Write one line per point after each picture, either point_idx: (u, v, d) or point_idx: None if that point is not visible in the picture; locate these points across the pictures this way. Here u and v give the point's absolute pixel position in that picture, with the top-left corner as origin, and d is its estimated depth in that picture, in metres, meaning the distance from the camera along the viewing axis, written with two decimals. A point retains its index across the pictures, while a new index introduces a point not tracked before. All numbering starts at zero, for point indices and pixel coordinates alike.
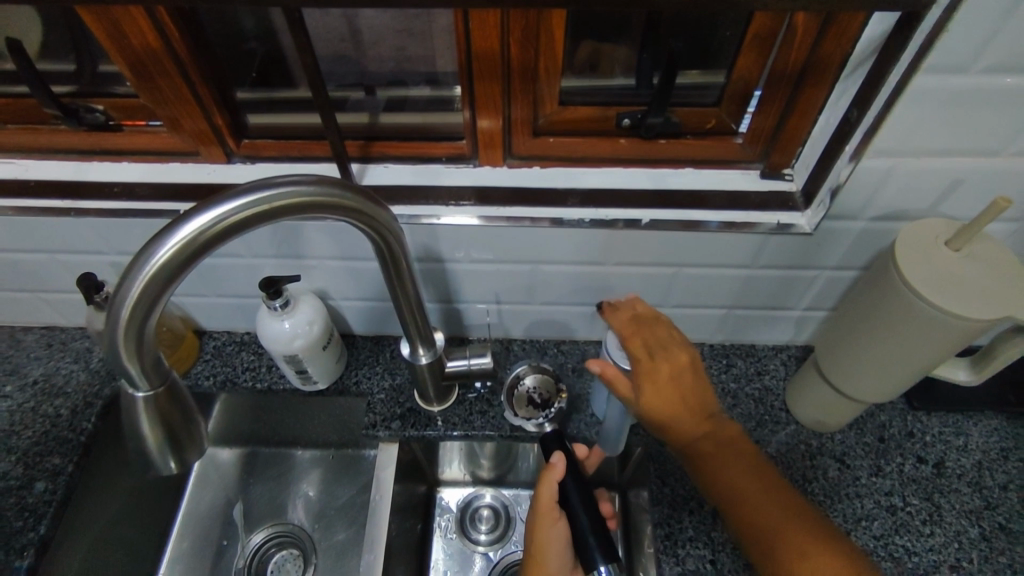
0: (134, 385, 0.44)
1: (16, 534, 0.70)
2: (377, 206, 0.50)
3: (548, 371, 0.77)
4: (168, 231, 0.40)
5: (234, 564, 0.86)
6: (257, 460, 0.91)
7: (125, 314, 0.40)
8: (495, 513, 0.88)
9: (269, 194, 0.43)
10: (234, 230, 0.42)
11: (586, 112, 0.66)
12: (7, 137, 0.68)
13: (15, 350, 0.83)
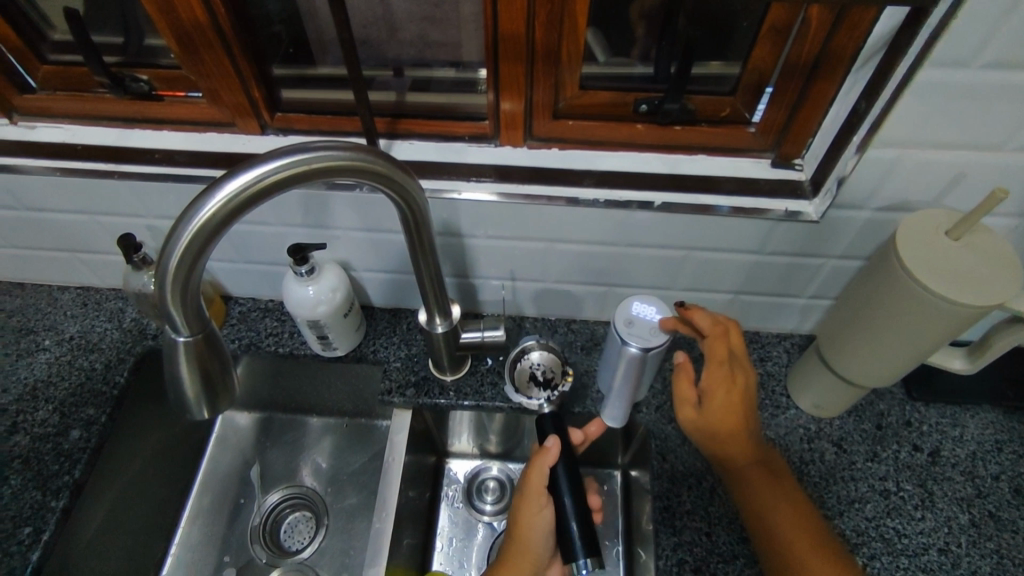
0: (176, 331, 0.47)
1: (52, 476, 0.73)
2: (400, 170, 0.52)
3: (556, 350, 0.79)
4: (215, 186, 0.43)
5: (250, 521, 0.89)
6: (273, 424, 0.94)
7: (174, 262, 0.43)
8: (501, 485, 0.91)
9: (301, 157, 0.46)
10: (268, 189, 0.45)
11: (605, 97, 0.69)
12: (57, 104, 0.72)
13: (53, 308, 0.88)
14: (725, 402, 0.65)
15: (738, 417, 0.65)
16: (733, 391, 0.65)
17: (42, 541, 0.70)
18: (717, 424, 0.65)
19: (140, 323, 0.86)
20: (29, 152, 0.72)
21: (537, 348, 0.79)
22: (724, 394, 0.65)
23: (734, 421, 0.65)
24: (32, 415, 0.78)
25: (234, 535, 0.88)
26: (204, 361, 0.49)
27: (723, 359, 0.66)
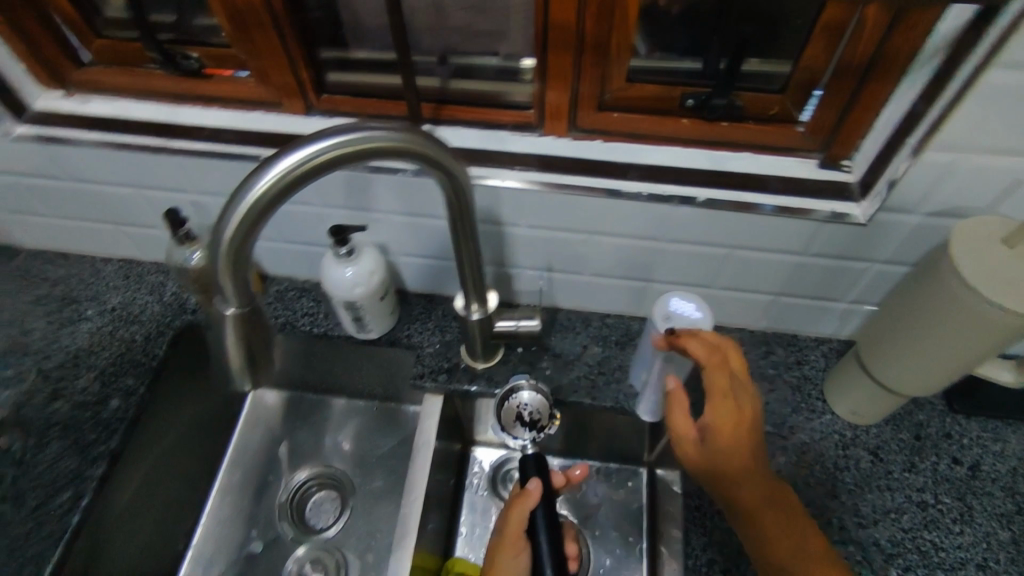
0: (225, 303, 0.48)
1: (92, 444, 0.75)
2: (449, 153, 0.52)
3: (546, 393, 0.77)
4: (273, 160, 0.44)
5: (277, 498, 0.90)
6: (303, 404, 0.95)
7: (229, 233, 0.44)
8: None
9: (350, 137, 0.46)
10: (318, 169, 0.46)
11: (653, 90, 0.67)
12: (110, 78, 0.73)
13: (96, 279, 0.90)
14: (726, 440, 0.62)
15: (742, 456, 0.61)
16: (734, 429, 0.62)
17: (79, 507, 0.71)
18: (718, 464, 0.61)
19: (180, 297, 0.88)
20: (83, 125, 0.73)
21: (524, 388, 0.76)
22: (727, 432, 0.62)
23: (737, 461, 0.61)
24: (73, 383, 0.80)
25: (261, 508, 0.89)
26: (250, 336, 0.50)
27: (722, 392, 0.63)
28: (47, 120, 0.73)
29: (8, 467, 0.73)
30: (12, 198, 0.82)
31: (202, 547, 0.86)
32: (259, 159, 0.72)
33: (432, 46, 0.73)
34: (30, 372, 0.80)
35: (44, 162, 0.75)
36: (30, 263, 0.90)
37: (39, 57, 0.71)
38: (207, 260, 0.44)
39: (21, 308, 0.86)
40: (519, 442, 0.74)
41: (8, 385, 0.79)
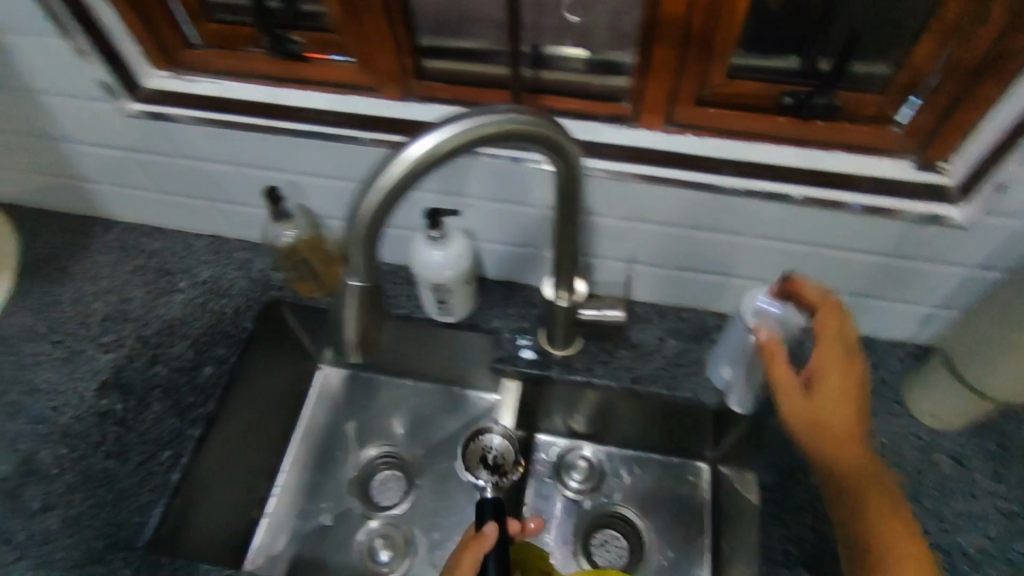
0: (352, 270, 0.49)
1: (190, 406, 0.79)
2: (562, 129, 0.51)
3: (514, 441, 0.84)
4: (427, 132, 0.45)
5: (346, 474, 0.92)
6: (367, 385, 0.97)
7: (376, 198, 0.45)
8: (591, 467, 0.93)
9: (465, 125, 0.47)
10: (437, 160, 0.46)
11: (748, 87, 0.68)
12: (215, 59, 0.75)
13: (188, 253, 0.93)
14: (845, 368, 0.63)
15: (846, 400, 0.63)
16: (839, 369, 0.63)
17: (180, 464, 0.75)
18: (826, 412, 0.62)
19: (266, 273, 0.91)
20: (193, 105, 0.75)
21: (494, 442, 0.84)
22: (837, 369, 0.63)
23: (846, 402, 0.63)
24: (170, 349, 0.84)
25: (329, 484, 0.91)
26: (373, 313, 0.52)
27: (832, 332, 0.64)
28: (158, 99, 0.75)
29: (111, 425, 0.77)
30: (119, 172, 0.86)
31: (277, 515, 0.88)
32: (359, 141, 0.73)
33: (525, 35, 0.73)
34: (131, 338, 0.85)
35: (153, 138, 0.78)
36: (127, 236, 0.95)
37: (155, 37, 0.73)
38: (350, 222, 0.46)
39: (120, 278, 0.90)
40: (480, 481, 0.80)
41: (111, 349, 0.84)
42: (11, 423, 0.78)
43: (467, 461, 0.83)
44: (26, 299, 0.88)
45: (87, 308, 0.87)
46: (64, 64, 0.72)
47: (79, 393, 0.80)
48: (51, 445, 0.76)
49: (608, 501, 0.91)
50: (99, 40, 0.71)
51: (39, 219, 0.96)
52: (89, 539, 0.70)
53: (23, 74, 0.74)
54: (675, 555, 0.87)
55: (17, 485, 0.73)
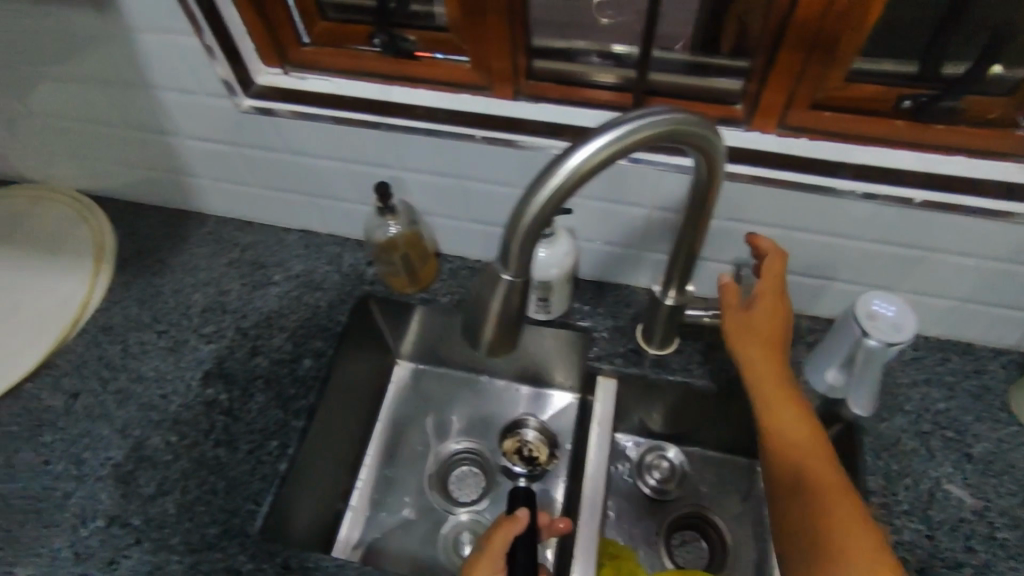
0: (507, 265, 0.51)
1: (292, 398, 0.81)
2: (705, 127, 0.51)
3: (551, 434, 0.93)
4: (601, 133, 0.46)
5: (426, 470, 0.93)
6: (448, 380, 0.99)
7: (546, 199, 0.46)
8: (671, 469, 0.94)
9: (615, 135, 0.47)
10: (589, 172, 0.47)
11: (870, 91, 0.66)
12: (327, 58, 0.76)
13: (279, 247, 0.95)
14: (766, 322, 0.70)
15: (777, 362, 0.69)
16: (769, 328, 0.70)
17: (287, 455, 0.77)
18: (758, 328, 0.70)
19: (357, 268, 0.92)
20: (304, 102, 0.76)
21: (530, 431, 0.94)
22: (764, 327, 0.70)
23: (771, 360, 0.69)
24: (270, 341, 0.85)
25: (411, 477, 0.92)
26: (522, 300, 0.54)
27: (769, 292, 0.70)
28: (270, 96, 0.76)
29: (218, 414, 0.79)
30: (223, 166, 0.88)
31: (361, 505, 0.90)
32: (473, 139, 0.74)
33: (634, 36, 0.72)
34: (230, 329, 0.86)
35: (262, 133, 0.80)
36: (222, 229, 0.97)
37: (270, 34, 0.74)
38: (516, 220, 0.47)
39: (216, 271, 0.92)
40: (517, 469, 0.91)
41: (212, 340, 0.85)
42: (121, 410, 0.80)
43: (503, 445, 0.93)
44: (128, 290, 0.90)
45: (186, 300, 0.89)
46: (185, 59, 0.73)
47: (186, 381, 0.82)
48: (161, 432, 0.78)
49: (688, 503, 0.92)
50: (220, 35, 0.71)
51: (140, 212, 0.99)
52: (204, 524, 0.72)
53: (142, 71, 0.76)
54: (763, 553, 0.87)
55: (131, 470, 0.76)
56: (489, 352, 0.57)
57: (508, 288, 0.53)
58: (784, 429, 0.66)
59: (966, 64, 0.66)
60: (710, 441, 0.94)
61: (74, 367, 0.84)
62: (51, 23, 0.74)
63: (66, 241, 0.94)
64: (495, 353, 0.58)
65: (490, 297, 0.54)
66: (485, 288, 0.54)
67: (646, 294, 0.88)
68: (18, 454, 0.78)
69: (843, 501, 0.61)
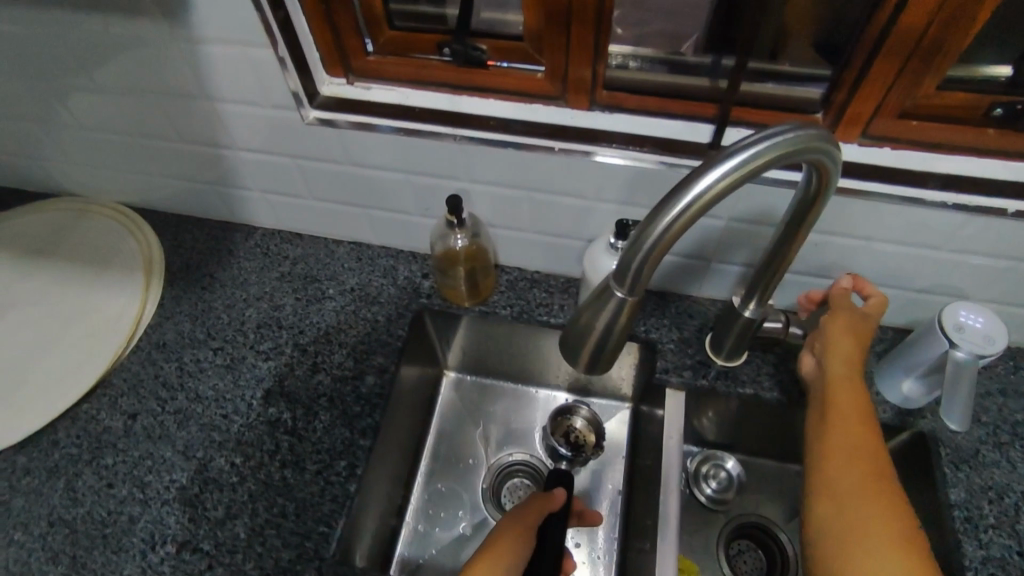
0: (621, 287, 0.51)
1: (357, 416, 0.78)
2: (824, 139, 0.48)
3: (598, 422, 0.91)
4: (733, 160, 0.45)
5: (479, 484, 0.90)
6: (494, 391, 0.96)
7: (675, 228, 0.45)
8: (728, 478, 0.92)
9: (736, 163, 0.45)
10: (709, 203, 0.46)
11: (962, 98, 0.64)
12: (394, 68, 0.75)
13: (331, 260, 0.93)
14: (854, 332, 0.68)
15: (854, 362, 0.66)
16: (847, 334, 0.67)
17: (356, 476, 0.74)
18: (840, 336, 0.67)
19: (413, 281, 0.90)
20: (372, 113, 0.75)
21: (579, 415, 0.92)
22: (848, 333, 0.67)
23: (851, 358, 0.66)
24: (330, 358, 0.83)
25: (466, 491, 0.90)
26: (627, 322, 0.54)
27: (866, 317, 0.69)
28: (335, 107, 0.76)
29: (282, 434, 0.77)
30: (281, 179, 0.86)
31: (416, 518, 0.87)
32: (551, 151, 0.73)
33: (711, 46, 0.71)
34: (288, 346, 0.84)
35: (328, 148, 0.79)
36: (268, 242, 0.95)
37: (337, 41, 0.72)
38: (642, 249, 0.46)
39: (268, 285, 0.90)
40: (560, 450, 0.89)
41: (270, 357, 0.83)
42: (182, 431, 0.78)
43: (550, 426, 0.91)
44: (179, 305, 0.88)
45: (240, 315, 0.87)
46: (254, 69, 0.72)
47: (247, 401, 0.80)
48: (225, 453, 0.76)
49: (749, 512, 0.91)
50: (293, 46, 0.71)
51: (182, 224, 0.97)
52: (278, 549, 0.70)
53: (206, 83, 0.75)
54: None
55: (198, 492, 0.74)
56: (589, 369, 0.57)
57: (618, 309, 0.52)
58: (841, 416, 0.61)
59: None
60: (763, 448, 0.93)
61: (130, 387, 0.82)
62: (111, 34, 0.72)
63: (114, 255, 0.92)
64: (595, 369, 0.58)
65: (595, 317, 0.54)
66: (590, 308, 0.54)
67: (709, 305, 0.88)
68: (79, 479, 0.76)
69: (886, 500, 0.55)
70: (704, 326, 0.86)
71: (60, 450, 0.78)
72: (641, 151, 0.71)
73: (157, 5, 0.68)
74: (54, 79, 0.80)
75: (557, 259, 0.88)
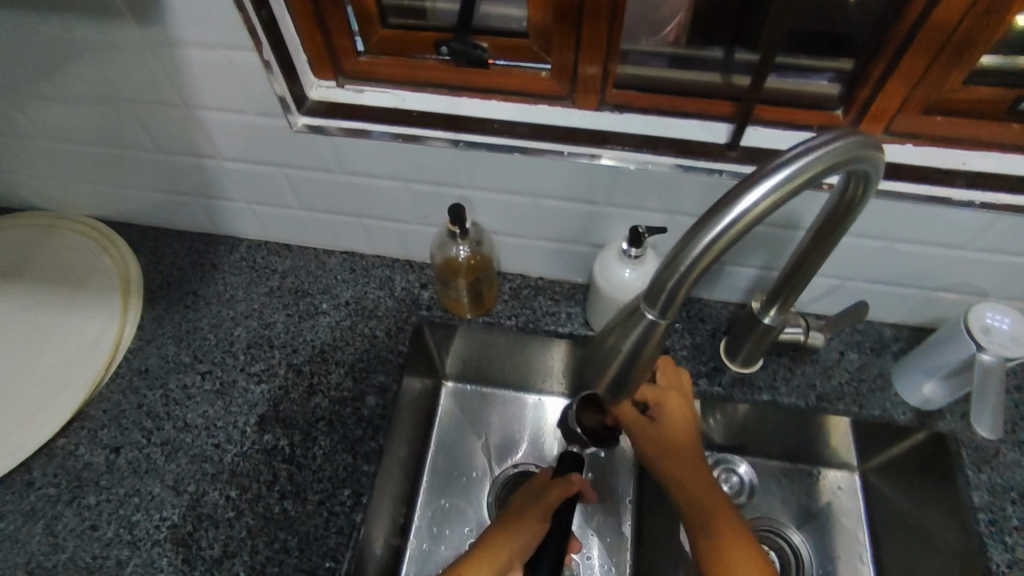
0: (652, 310, 0.47)
1: (359, 440, 0.74)
2: (869, 146, 0.45)
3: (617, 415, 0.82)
4: (779, 176, 0.41)
5: (484, 497, 0.86)
6: (497, 400, 0.92)
7: (716, 250, 0.42)
8: (741, 482, 0.86)
9: (781, 180, 0.42)
10: (752, 223, 0.42)
11: (989, 93, 0.61)
12: (388, 69, 0.70)
13: (323, 272, 0.88)
14: (675, 448, 0.69)
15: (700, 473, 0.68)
16: (693, 452, 0.69)
17: (362, 504, 0.70)
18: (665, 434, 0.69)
19: (411, 292, 0.86)
20: (365, 118, 0.71)
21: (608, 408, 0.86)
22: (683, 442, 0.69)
23: (696, 471, 0.68)
24: (327, 378, 0.78)
25: (472, 506, 0.85)
26: (656, 343, 0.50)
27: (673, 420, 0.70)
28: (326, 112, 0.71)
29: (279, 463, 0.72)
30: (269, 189, 0.81)
31: (421, 537, 0.83)
32: (559, 155, 0.69)
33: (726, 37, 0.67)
34: (282, 367, 0.79)
35: (320, 156, 0.75)
36: (254, 254, 0.89)
37: (326, 43, 0.67)
38: (680, 272, 0.43)
39: (256, 301, 0.85)
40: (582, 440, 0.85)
41: (263, 381, 0.78)
42: (171, 464, 0.73)
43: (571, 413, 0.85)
44: (161, 326, 0.83)
45: (228, 336, 0.82)
46: (238, 75, 0.67)
47: (240, 428, 0.75)
48: (219, 486, 0.71)
49: (762, 516, 0.85)
50: (278, 48, 0.65)
51: (159, 237, 0.91)
52: None
53: (185, 91, 0.70)
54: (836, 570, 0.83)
55: (191, 531, 0.69)
56: (611, 395, 0.55)
57: (648, 332, 0.49)
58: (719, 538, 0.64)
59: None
60: (772, 451, 0.88)
61: (111, 418, 0.77)
62: (77, 39, 0.66)
63: (86, 274, 0.86)
64: (619, 390, 0.55)
65: (622, 339, 0.50)
66: (618, 330, 0.50)
67: (722, 308, 0.85)
68: (60, 521, 0.70)
69: None
70: (717, 330, 0.83)
71: (38, 490, 0.72)
72: (655, 154, 0.68)
73: (128, 7, 0.62)
74: (11, 87, 0.74)
75: (562, 265, 0.85)
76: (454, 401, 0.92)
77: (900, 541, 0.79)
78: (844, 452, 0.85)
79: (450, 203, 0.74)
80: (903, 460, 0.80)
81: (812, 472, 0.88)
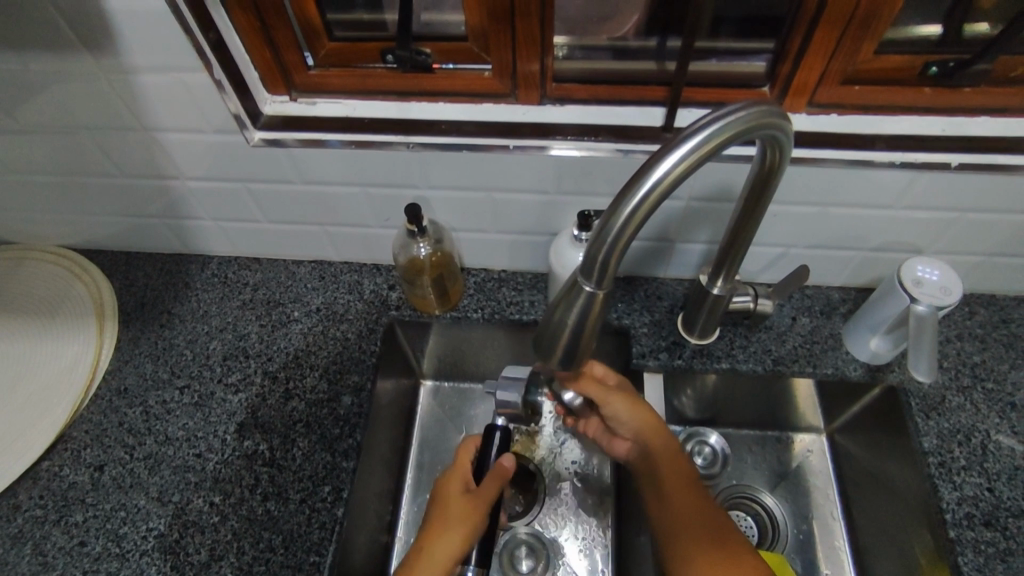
0: (589, 282, 0.51)
1: (338, 438, 0.76)
2: (776, 114, 0.49)
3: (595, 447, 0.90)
4: (690, 142, 0.45)
5: None
6: (474, 395, 0.95)
7: (638, 215, 0.45)
8: (714, 454, 0.89)
9: (693, 146, 0.45)
10: (667, 190, 0.46)
11: (898, 61, 0.66)
12: (338, 80, 0.73)
13: (294, 281, 0.90)
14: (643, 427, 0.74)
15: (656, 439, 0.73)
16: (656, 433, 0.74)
17: (342, 499, 0.72)
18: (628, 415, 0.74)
19: (380, 294, 0.88)
20: (320, 129, 0.74)
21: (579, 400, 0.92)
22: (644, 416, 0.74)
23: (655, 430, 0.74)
24: (302, 382, 0.81)
25: None
26: (598, 315, 0.53)
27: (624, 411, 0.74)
28: (281, 126, 0.74)
29: (260, 467, 0.75)
30: (233, 204, 0.84)
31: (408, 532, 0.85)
32: (505, 149, 0.73)
33: (654, 27, 0.71)
34: (257, 375, 0.82)
35: (279, 168, 0.77)
36: (225, 270, 0.92)
37: (277, 59, 0.70)
38: (607, 241, 0.46)
39: (229, 314, 0.87)
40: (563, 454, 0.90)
41: (240, 390, 0.81)
42: (155, 476, 0.75)
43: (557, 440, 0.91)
44: (138, 346, 0.85)
45: (204, 349, 0.84)
46: (193, 96, 0.70)
47: (220, 436, 0.77)
48: (203, 494, 0.73)
49: (736, 483, 0.89)
50: (228, 68, 0.69)
51: (131, 262, 0.94)
52: None
53: (142, 114, 0.73)
54: (809, 529, 0.86)
55: (179, 538, 0.71)
56: (565, 368, 0.58)
57: (589, 303, 0.52)
58: (676, 495, 0.68)
59: (1002, 22, 0.65)
60: (741, 420, 0.91)
61: (94, 439, 0.79)
62: (35, 72, 0.69)
63: (59, 302, 0.88)
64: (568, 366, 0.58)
65: (567, 313, 0.53)
66: (562, 304, 0.53)
67: (676, 285, 0.89)
68: (49, 540, 0.72)
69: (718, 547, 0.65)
70: (675, 305, 0.87)
71: (25, 513, 0.74)
72: (596, 141, 0.71)
73: (79, 38, 0.65)
74: None
75: (523, 257, 0.88)
76: (430, 401, 0.95)
77: (866, 493, 0.83)
78: (810, 414, 0.89)
79: (408, 204, 0.77)
80: (865, 417, 0.84)
81: (781, 437, 0.91)
